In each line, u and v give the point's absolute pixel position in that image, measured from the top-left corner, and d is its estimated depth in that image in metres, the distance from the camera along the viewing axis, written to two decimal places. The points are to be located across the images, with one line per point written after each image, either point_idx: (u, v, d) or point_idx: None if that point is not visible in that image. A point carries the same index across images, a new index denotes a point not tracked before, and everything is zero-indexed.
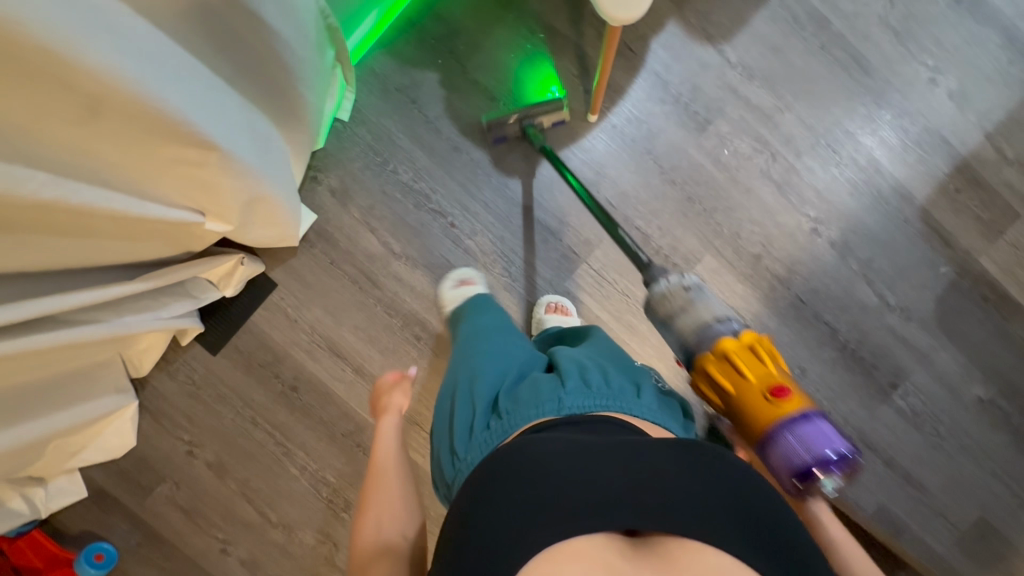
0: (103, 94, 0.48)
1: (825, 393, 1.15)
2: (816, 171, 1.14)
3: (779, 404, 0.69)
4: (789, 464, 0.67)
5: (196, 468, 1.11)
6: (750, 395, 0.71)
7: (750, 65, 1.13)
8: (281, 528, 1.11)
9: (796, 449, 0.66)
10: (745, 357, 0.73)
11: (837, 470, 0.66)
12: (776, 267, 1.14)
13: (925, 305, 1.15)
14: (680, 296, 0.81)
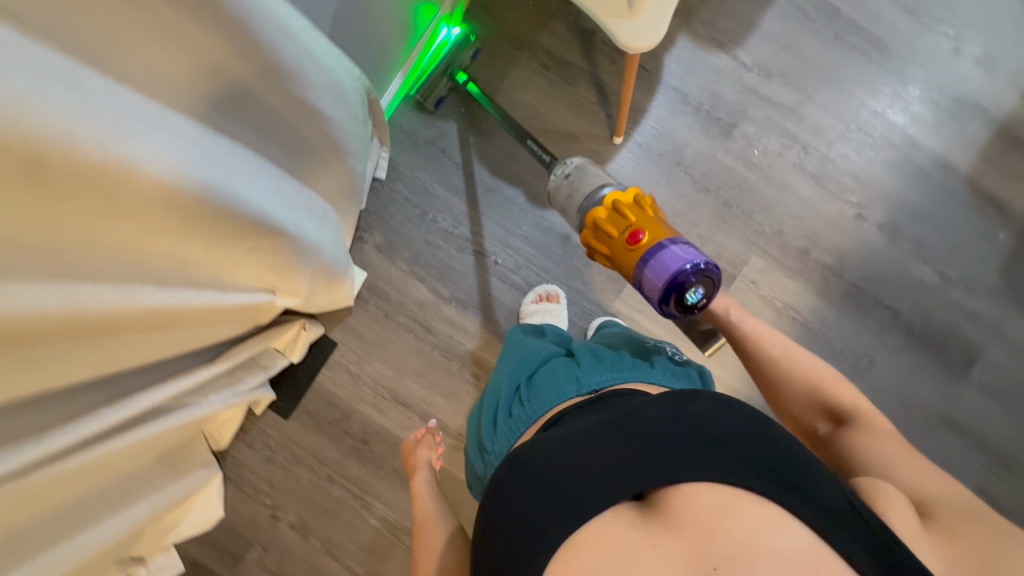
0: (195, 205, 0.52)
1: (898, 379, 1.11)
2: (851, 156, 1.13)
3: (634, 249, 0.72)
4: (652, 282, 0.70)
5: (281, 530, 1.14)
6: (622, 237, 0.74)
7: (766, 65, 1.14)
8: None
9: (656, 270, 0.70)
10: (618, 205, 0.76)
11: (695, 283, 0.70)
12: (825, 258, 1.12)
13: (988, 275, 1.12)
14: (565, 181, 0.90)
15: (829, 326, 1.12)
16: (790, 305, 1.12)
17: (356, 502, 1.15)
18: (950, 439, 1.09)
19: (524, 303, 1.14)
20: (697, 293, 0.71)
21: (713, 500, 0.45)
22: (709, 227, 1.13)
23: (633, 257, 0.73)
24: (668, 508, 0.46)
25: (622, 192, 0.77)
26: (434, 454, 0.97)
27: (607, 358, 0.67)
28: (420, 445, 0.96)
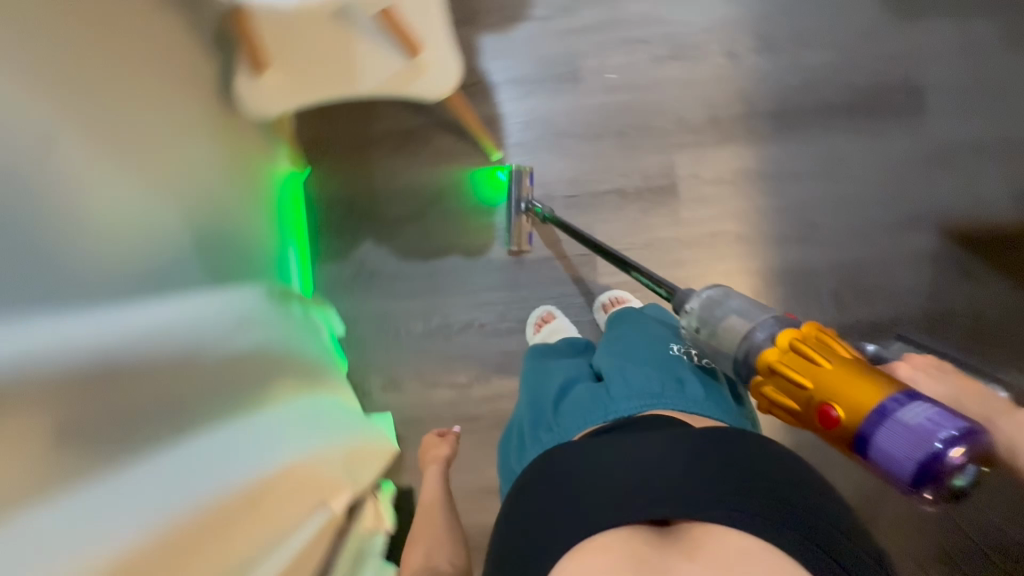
0: (226, 499, 0.55)
1: (868, 157, 1.13)
2: (691, 16, 1.14)
3: (840, 420, 0.52)
4: (892, 461, 0.49)
5: None
6: (819, 392, 0.53)
7: (562, 3, 1.14)
8: None
9: (895, 443, 0.49)
10: (798, 351, 0.57)
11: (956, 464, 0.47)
12: (732, 109, 1.13)
13: (866, 17, 1.13)
14: (695, 319, 0.69)
15: (781, 160, 1.13)
16: (733, 168, 1.14)
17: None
18: (939, 163, 1.13)
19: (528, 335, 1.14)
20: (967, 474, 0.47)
21: (740, 543, 0.42)
22: (629, 161, 1.14)
23: (843, 428, 0.52)
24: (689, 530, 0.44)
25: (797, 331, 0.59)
26: (454, 449, 1.00)
27: (638, 385, 0.66)
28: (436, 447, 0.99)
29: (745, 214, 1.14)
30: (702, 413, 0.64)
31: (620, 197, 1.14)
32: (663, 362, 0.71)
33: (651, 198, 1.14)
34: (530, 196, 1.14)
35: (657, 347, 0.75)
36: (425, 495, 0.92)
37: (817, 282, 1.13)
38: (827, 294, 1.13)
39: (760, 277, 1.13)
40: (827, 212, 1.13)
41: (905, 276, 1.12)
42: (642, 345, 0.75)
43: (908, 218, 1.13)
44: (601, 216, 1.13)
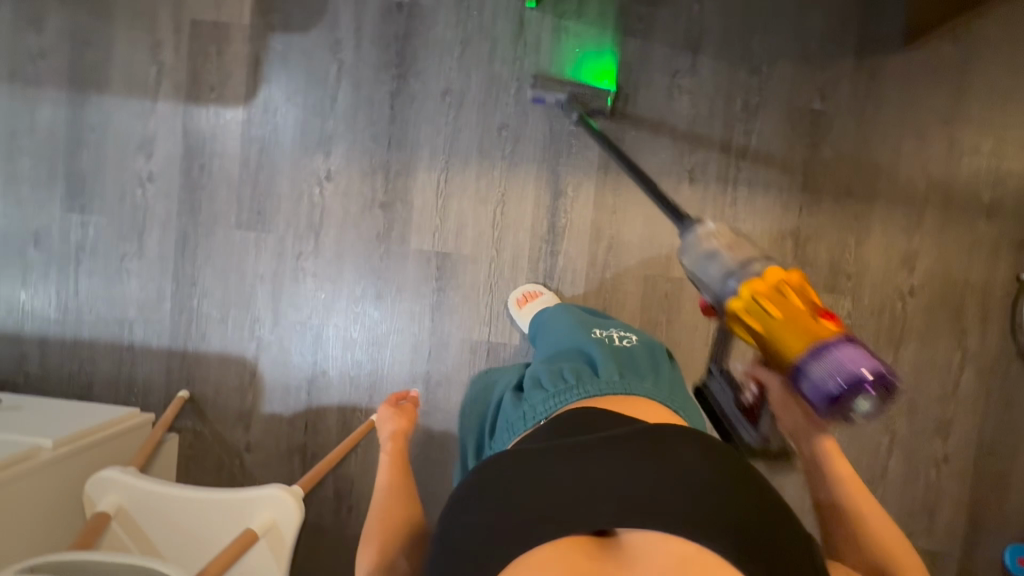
0: None
1: (445, 57, 1.14)
2: (280, 206, 1.16)
3: (814, 330, 0.53)
4: (825, 388, 0.50)
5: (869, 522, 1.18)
6: (776, 324, 0.54)
7: (245, 328, 1.17)
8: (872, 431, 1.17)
9: (823, 369, 0.50)
10: (774, 290, 0.55)
11: (874, 389, 0.50)
12: (379, 184, 1.15)
13: (314, 37, 1.14)
14: (686, 265, 0.64)
15: (433, 143, 1.15)
16: (435, 192, 1.15)
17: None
18: None
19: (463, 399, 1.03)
20: (870, 404, 0.51)
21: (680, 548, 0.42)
22: (408, 292, 1.16)
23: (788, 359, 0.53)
24: (634, 550, 0.42)
25: (773, 274, 0.56)
26: (400, 423, 0.86)
27: (552, 383, 0.70)
28: (386, 427, 0.86)
29: (482, 187, 1.15)
30: (613, 394, 0.67)
31: (441, 307, 1.16)
32: (579, 355, 0.76)
33: (447, 278, 1.16)
34: (422, 394, 1.17)
35: (577, 338, 0.80)
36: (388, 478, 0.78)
37: (559, 134, 1.14)
38: (571, 125, 1.14)
39: (543, 187, 1.15)
40: (491, 109, 1.14)
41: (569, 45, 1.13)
42: (565, 341, 0.80)
43: (512, 29, 1.13)
44: (455, 330, 1.16)
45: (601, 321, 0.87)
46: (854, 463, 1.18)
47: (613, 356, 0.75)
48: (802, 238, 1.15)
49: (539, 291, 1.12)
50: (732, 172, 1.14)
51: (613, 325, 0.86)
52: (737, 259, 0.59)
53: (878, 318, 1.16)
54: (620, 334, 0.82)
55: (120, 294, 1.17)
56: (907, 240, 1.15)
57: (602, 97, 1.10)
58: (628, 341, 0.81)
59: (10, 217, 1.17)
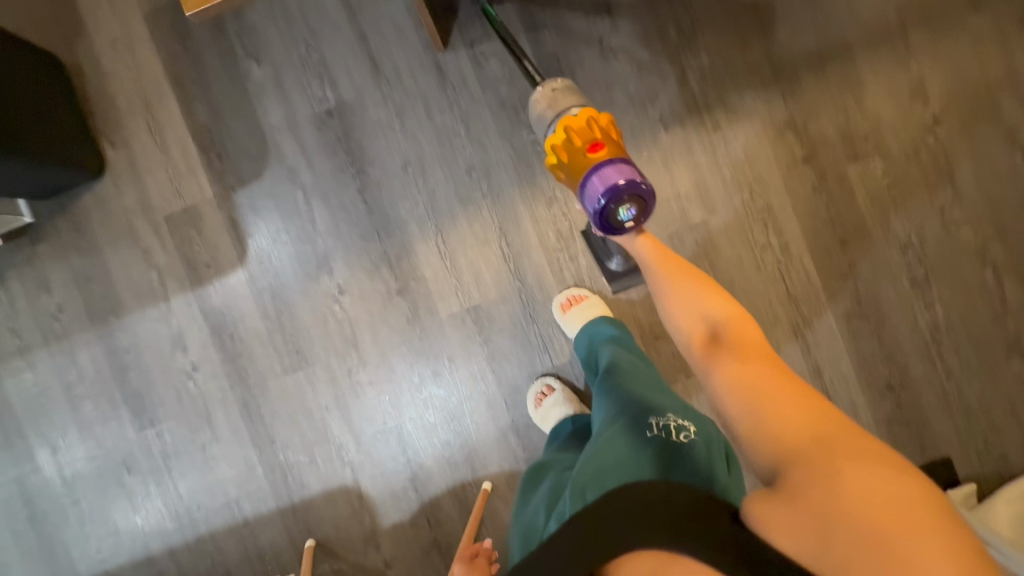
0: None
1: (389, 133, 1.16)
2: (312, 337, 1.19)
3: (591, 156, 0.72)
4: (596, 203, 0.70)
5: (1014, 361, 1.09)
6: (570, 157, 0.74)
7: (335, 458, 1.19)
8: (970, 269, 1.08)
9: (596, 186, 0.70)
10: (564, 133, 0.75)
11: (628, 197, 0.69)
12: (388, 274, 1.17)
13: (271, 177, 1.19)
14: (533, 122, 0.87)
15: (416, 214, 1.16)
16: (440, 255, 1.16)
17: (915, 334, 1.10)
18: (382, 66, 1.16)
19: (527, 402, 1.13)
20: (629, 211, 0.70)
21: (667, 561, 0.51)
22: (459, 357, 1.16)
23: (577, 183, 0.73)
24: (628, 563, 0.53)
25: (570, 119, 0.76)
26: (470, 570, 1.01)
27: (598, 490, 0.64)
28: None
29: (478, 230, 1.15)
30: None
31: (496, 355, 1.15)
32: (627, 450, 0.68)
33: (488, 327, 1.15)
34: (518, 443, 1.16)
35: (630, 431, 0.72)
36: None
37: (522, 147, 1.14)
38: (531, 134, 1.13)
39: (532, 202, 1.14)
40: (452, 156, 1.15)
41: (492, 64, 1.13)
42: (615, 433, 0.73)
43: (435, 78, 1.15)
44: (520, 369, 1.15)
45: (658, 400, 0.79)
46: (970, 310, 1.09)
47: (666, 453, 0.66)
48: (801, 123, 1.09)
49: (580, 295, 1.11)
50: (700, 97, 1.10)
51: (671, 406, 0.78)
52: (560, 107, 0.81)
53: (917, 159, 1.08)
54: (680, 421, 0.73)
55: (217, 481, 1.22)
56: (906, 72, 1.08)
57: None
58: (689, 431, 0.72)
59: (98, 457, 1.24)
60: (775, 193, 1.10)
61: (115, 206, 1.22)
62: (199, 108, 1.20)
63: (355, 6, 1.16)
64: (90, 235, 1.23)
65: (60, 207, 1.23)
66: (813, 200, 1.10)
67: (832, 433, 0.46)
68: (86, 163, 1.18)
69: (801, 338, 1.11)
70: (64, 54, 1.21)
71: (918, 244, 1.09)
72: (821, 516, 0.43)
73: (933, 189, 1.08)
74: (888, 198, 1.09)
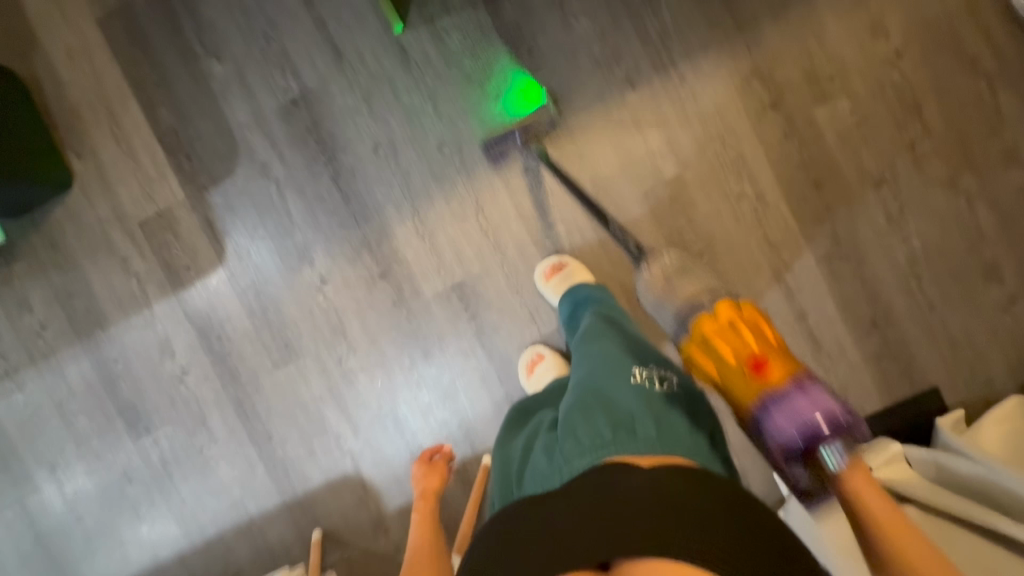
0: None
1: (357, 119, 1.15)
2: (300, 329, 1.18)
3: (762, 376, 0.79)
4: (784, 428, 0.75)
5: (994, 286, 1.10)
6: (726, 369, 0.83)
7: (335, 449, 1.19)
8: (944, 201, 1.09)
9: (782, 415, 0.76)
10: (704, 336, 0.87)
11: (833, 437, 0.72)
12: (369, 260, 1.16)
13: (243, 174, 1.18)
14: (648, 302, 1.01)
15: (392, 197, 1.16)
16: (420, 237, 1.15)
17: (896, 269, 1.11)
18: (345, 52, 1.15)
19: (519, 370, 1.14)
20: (834, 455, 0.72)
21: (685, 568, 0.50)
22: (449, 336, 1.16)
23: (751, 399, 0.79)
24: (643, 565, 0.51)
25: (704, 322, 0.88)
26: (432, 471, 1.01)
27: (588, 434, 0.67)
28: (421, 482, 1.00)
29: (456, 207, 1.15)
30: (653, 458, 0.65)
31: (485, 330, 1.16)
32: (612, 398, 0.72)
33: (474, 303, 1.15)
34: None
35: (609, 377, 0.75)
36: (417, 535, 0.88)
37: (492, 120, 1.13)
38: (499, 106, 1.13)
39: (507, 175, 1.14)
40: (422, 136, 1.15)
41: (454, 39, 1.13)
42: (595, 378, 0.76)
43: (398, 58, 1.14)
44: (510, 341, 1.16)
45: (634, 349, 0.82)
46: (947, 240, 1.10)
47: (649, 404, 0.71)
48: (766, 71, 1.09)
49: (560, 263, 1.10)
50: (664, 53, 1.10)
51: (646, 356, 0.82)
52: (676, 307, 0.96)
53: (883, 96, 1.09)
54: (661, 372, 0.78)
55: (219, 483, 1.22)
56: (866, 11, 1.08)
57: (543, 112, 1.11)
58: (664, 381, 0.76)
59: (98, 471, 1.24)
60: (746, 143, 1.10)
61: (88, 217, 1.21)
62: (163, 111, 1.18)
63: None
64: (66, 249, 1.21)
65: (32, 223, 1.21)
66: (785, 146, 1.10)
67: None
68: (54, 176, 1.17)
69: (784, 284, 1.11)
70: (21, 68, 1.19)
71: (891, 180, 1.09)
72: None
73: (902, 125, 1.09)
74: (859, 138, 1.09)
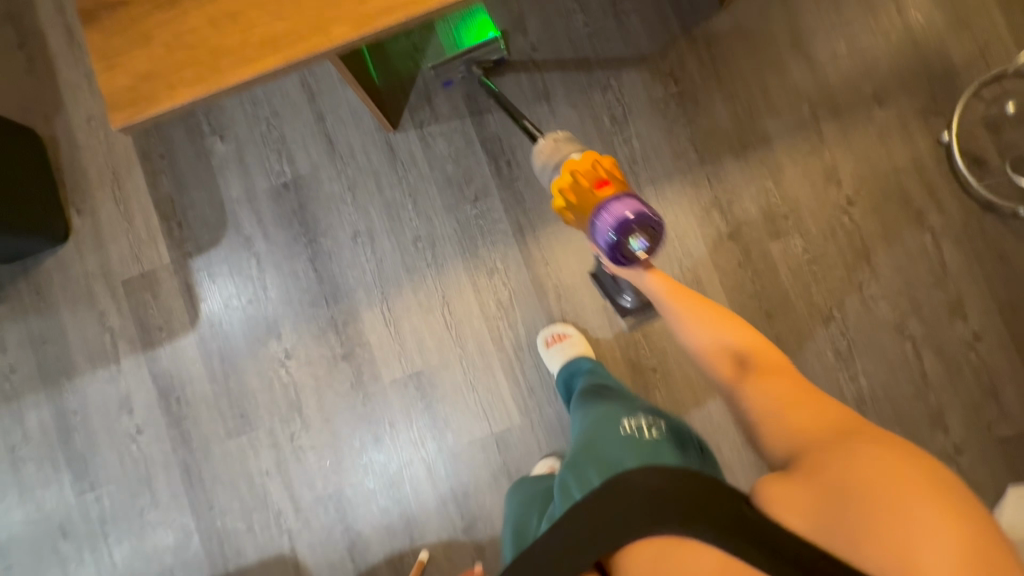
0: None
1: (341, 207, 1.23)
2: (257, 400, 1.20)
3: (599, 192, 0.76)
4: (609, 228, 0.73)
5: (942, 433, 1.11)
6: (570, 190, 0.80)
7: (274, 525, 1.18)
8: (891, 343, 1.13)
9: (610, 215, 0.73)
10: (571, 177, 0.80)
11: (637, 227, 0.73)
12: (334, 339, 1.20)
13: (228, 245, 1.24)
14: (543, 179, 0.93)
15: (364, 282, 1.21)
16: (386, 323, 1.20)
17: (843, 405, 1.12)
18: (337, 144, 1.24)
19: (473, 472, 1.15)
20: (640, 241, 0.73)
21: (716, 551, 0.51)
22: (401, 423, 1.18)
23: (589, 201, 0.77)
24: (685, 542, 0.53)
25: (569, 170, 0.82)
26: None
27: (577, 481, 0.72)
28: None
29: (422, 298, 1.19)
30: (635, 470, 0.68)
31: (438, 420, 1.17)
32: (601, 444, 0.77)
33: (430, 393, 1.18)
34: (457, 510, 1.16)
35: (609, 425, 0.81)
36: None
37: (465, 221, 1.20)
38: (473, 209, 1.20)
39: (474, 273, 1.19)
40: (400, 229, 1.21)
41: (439, 144, 1.22)
42: (592, 430, 0.81)
43: (386, 156, 1.23)
44: (462, 432, 1.17)
45: (633, 404, 0.87)
46: (894, 383, 1.12)
47: (640, 442, 0.75)
48: (725, 203, 1.17)
49: (566, 332, 1.14)
50: (631, 176, 1.18)
51: (643, 404, 0.87)
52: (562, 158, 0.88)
53: (834, 239, 1.15)
54: (650, 418, 0.82)
55: (153, 549, 1.20)
56: (820, 158, 1.16)
57: (495, 46, 1.15)
58: (658, 424, 0.81)
59: (36, 520, 1.23)
60: (703, 267, 1.16)
61: (75, 270, 1.27)
62: (164, 181, 1.27)
63: (314, 90, 1.25)
64: (49, 298, 1.26)
65: (22, 270, 1.27)
66: (738, 274, 1.15)
67: (849, 431, 0.52)
68: (52, 229, 1.23)
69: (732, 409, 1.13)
70: (41, 128, 1.29)
71: (840, 317, 1.14)
72: (823, 494, 0.49)
73: (851, 266, 1.14)
74: (810, 274, 1.15)
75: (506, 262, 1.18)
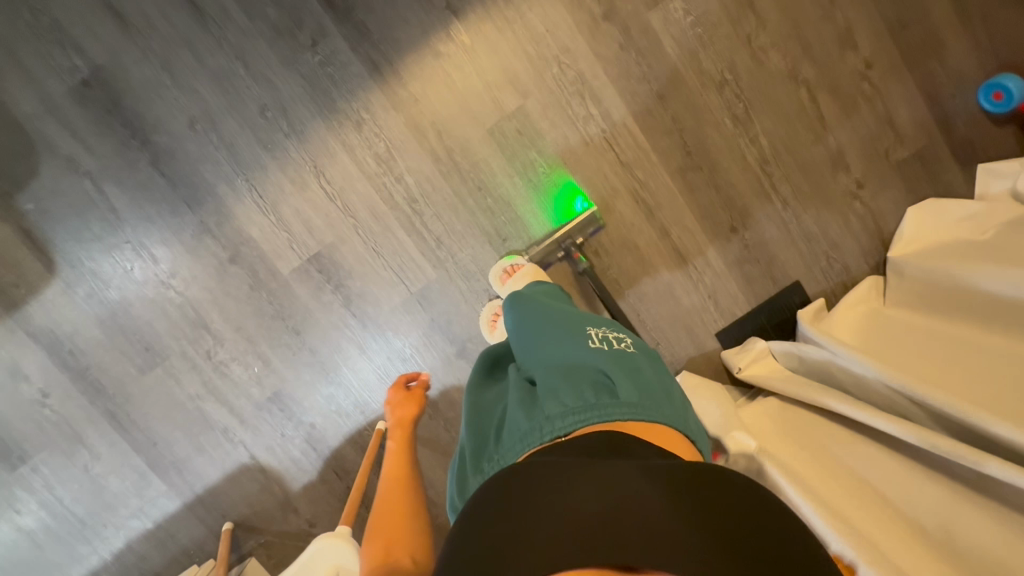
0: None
1: (163, 92, 1.04)
2: (157, 329, 1.12)
3: None
4: None
5: (844, 174, 1.12)
6: None
7: (225, 442, 1.17)
8: (786, 95, 1.08)
9: None
10: None
11: None
12: (213, 244, 1.09)
13: (51, 174, 1.06)
14: None
15: (222, 173, 1.06)
16: (262, 211, 1.08)
17: (748, 170, 1.10)
18: (127, 17, 1.01)
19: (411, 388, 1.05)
20: None
21: None
22: (317, 310, 1.12)
23: None
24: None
25: None
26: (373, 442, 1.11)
27: (569, 396, 0.60)
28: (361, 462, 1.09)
29: (292, 174, 1.07)
30: (632, 421, 0.58)
31: (351, 296, 1.12)
32: (582, 364, 0.64)
33: (335, 273, 1.11)
34: (400, 376, 1.16)
35: (584, 343, 0.68)
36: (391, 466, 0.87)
37: (310, 73, 1.04)
38: (316, 57, 1.03)
39: (340, 131, 1.06)
40: (241, 102, 1.04)
41: None
42: (557, 339, 0.69)
43: (193, 16, 1.01)
44: (381, 303, 1.12)
45: (589, 312, 0.77)
46: (794, 136, 1.10)
47: (623, 363, 0.65)
48: None
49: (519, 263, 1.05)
50: None
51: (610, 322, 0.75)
52: None
53: None
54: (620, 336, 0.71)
55: (114, 498, 1.18)
56: None
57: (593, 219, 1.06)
58: (626, 342, 0.71)
59: None
60: (583, 60, 1.05)
61: None
62: None
63: None
64: None
65: None
66: (621, 58, 1.05)
67: None
68: None
69: (643, 205, 1.10)
70: None
71: (732, 80, 1.07)
72: None
73: (736, 18, 1.05)
74: (695, 40, 1.05)
75: (371, 109, 1.05)
